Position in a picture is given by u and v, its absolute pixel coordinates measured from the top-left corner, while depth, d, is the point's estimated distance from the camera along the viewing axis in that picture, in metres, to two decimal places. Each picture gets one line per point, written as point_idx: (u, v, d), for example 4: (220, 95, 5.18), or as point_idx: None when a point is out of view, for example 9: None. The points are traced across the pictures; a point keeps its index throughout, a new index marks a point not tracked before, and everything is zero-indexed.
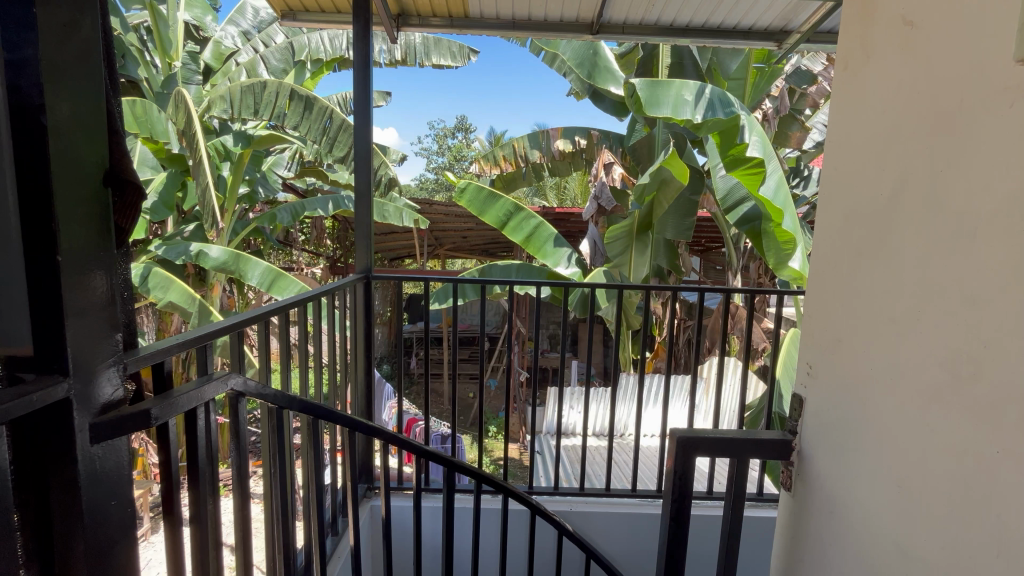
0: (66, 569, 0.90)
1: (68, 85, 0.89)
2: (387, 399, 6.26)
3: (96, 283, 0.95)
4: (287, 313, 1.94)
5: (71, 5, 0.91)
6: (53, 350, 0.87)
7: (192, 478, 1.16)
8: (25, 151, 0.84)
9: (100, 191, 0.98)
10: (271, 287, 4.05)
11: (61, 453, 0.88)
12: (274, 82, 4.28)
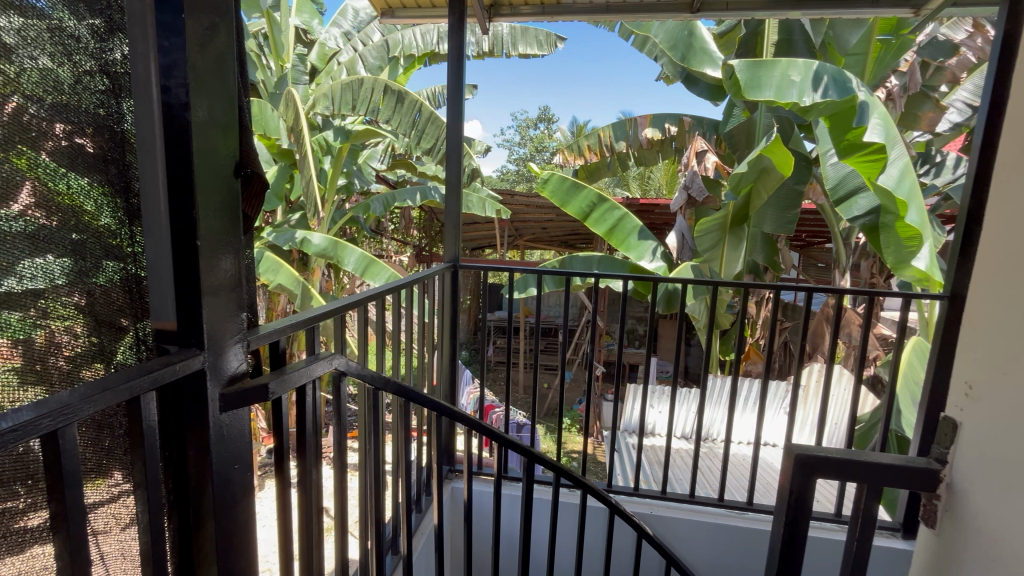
0: (200, 520, 1.02)
1: (208, 85, 0.99)
2: (467, 384, 6.46)
3: (227, 266, 1.06)
4: (382, 298, 2.05)
5: (212, 11, 1.00)
6: (192, 325, 0.98)
7: (300, 448, 1.25)
8: (173, 147, 0.95)
9: (232, 182, 1.08)
10: (365, 272, 4.32)
11: (198, 417, 0.99)
12: (370, 78, 4.52)
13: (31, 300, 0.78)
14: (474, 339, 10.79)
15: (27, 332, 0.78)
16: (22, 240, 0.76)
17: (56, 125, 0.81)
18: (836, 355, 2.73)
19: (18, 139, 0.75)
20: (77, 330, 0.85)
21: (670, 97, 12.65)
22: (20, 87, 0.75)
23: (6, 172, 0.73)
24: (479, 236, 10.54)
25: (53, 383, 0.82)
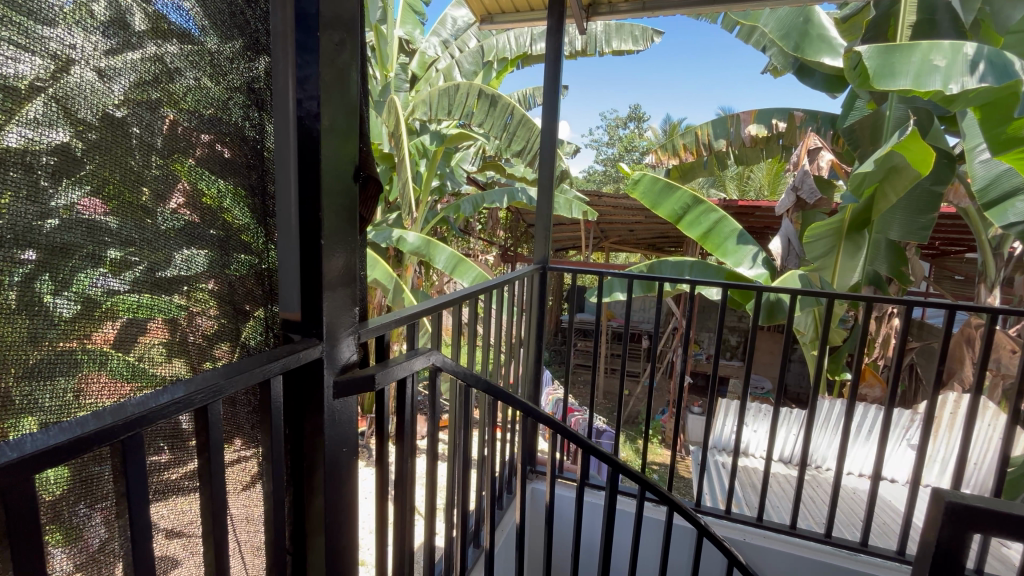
0: (312, 493, 1.12)
1: (336, 97, 1.08)
2: (547, 386, 6.47)
3: (344, 263, 1.15)
4: (474, 295, 2.11)
5: (343, 29, 1.09)
6: (314, 317, 1.08)
7: (398, 436, 1.33)
8: (303, 153, 1.05)
9: (352, 186, 1.17)
10: (454, 270, 4.47)
11: (316, 400, 1.09)
12: (466, 84, 4.68)
13: (178, 284, 0.89)
14: (555, 340, 10.77)
15: (173, 313, 0.89)
16: (176, 234, 0.88)
17: (203, 137, 0.92)
18: (983, 385, 2.33)
19: (176, 149, 0.87)
20: (210, 312, 0.97)
21: (777, 90, 11.70)
22: (179, 104, 0.87)
23: (165, 177, 0.85)
24: (564, 237, 10.50)
25: (193, 358, 0.94)
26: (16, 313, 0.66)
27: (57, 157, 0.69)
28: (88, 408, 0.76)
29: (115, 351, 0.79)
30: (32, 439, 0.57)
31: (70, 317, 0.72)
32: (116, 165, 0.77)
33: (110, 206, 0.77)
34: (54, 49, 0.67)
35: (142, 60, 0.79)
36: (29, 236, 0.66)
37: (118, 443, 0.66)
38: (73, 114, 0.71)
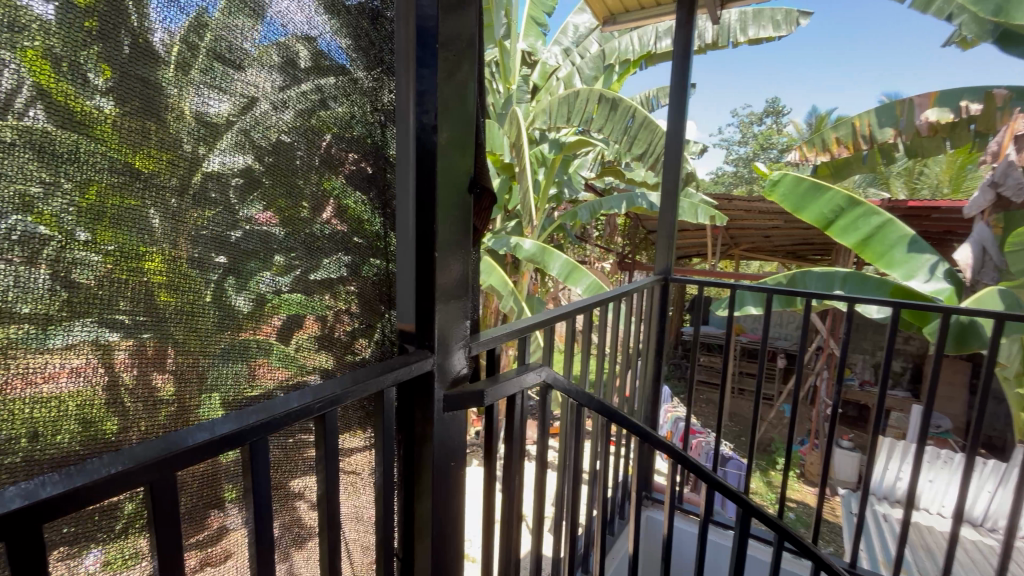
0: (421, 496, 1.15)
1: (452, 110, 1.10)
2: (666, 402, 6.07)
3: (458, 272, 1.16)
4: (589, 308, 2.03)
5: (463, 42, 1.10)
6: (428, 329, 1.10)
7: (507, 448, 1.31)
8: (421, 166, 1.08)
9: (466, 197, 1.18)
10: (568, 278, 4.39)
11: (426, 409, 1.11)
12: (586, 90, 4.62)
13: (323, 287, 1.00)
14: (675, 354, 10.10)
15: (322, 312, 1.01)
16: (326, 242, 1.00)
17: (348, 155, 1.02)
18: None
19: (327, 168, 0.98)
20: (351, 311, 1.08)
21: (967, 66, 9.66)
22: (331, 127, 0.98)
23: (319, 194, 0.97)
24: (688, 243, 9.85)
25: (334, 350, 1.05)
26: (210, 310, 0.78)
27: (243, 178, 0.81)
28: (259, 391, 0.87)
29: (279, 340, 0.91)
30: (188, 434, 0.65)
31: (246, 312, 0.83)
32: (282, 185, 0.89)
33: (278, 219, 0.88)
34: (241, 89, 0.80)
35: (303, 92, 0.91)
36: (219, 245, 0.79)
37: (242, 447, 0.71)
38: (254, 141, 0.83)
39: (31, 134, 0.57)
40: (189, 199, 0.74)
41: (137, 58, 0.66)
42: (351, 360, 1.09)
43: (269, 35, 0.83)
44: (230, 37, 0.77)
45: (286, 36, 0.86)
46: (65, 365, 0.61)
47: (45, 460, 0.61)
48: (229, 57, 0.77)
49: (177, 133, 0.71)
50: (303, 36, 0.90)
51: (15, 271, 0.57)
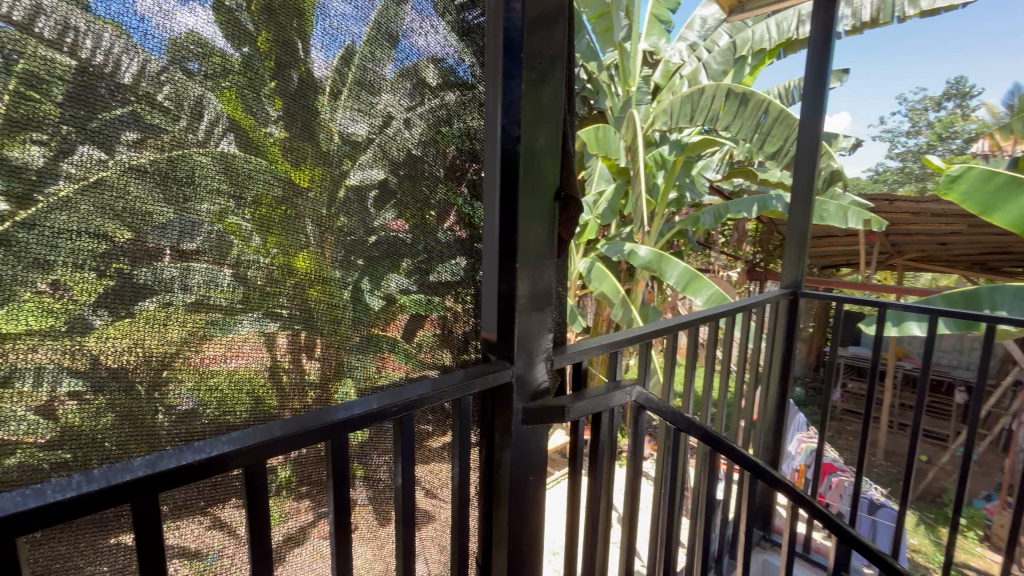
0: (500, 487, 1.27)
1: (538, 120, 1.16)
2: (799, 431, 5.36)
3: (536, 285, 1.24)
4: (698, 324, 1.91)
5: (549, 58, 1.17)
6: (508, 340, 1.21)
7: (593, 455, 1.46)
8: (506, 174, 1.16)
9: (552, 204, 1.25)
10: (687, 287, 4.08)
11: (502, 406, 1.24)
12: (712, 85, 4.26)
13: (446, 289, 1.31)
14: (815, 377, 8.88)
15: (443, 312, 1.31)
16: (448, 248, 1.29)
17: (470, 166, 1.32)
18: None
19: (452, 178, 1.28)
20: (460, 310, 1.36)
21: None
22: (455, 141, 1.27)
23: (445, 205, 1.27)
24: (837, 252, 8.57)
25: (447, 323, 1.32)
26: (349, 308, 1.08)
27: (378, 190, 1.11)
28: (385, 378, 1.18)
29: (403, 338, 1.21)
30: (271, 427, 0.83)
31: (378, 311, 1.14)
32: (412, 196, 1.19)
33: (409, 225, 1.19)
34: (381, 111, 1.08)
35: (433, 107, 1.20)
36: (358, 249, 1.08)
37: (329, 441, 0.89)
38: (389, 156, 1.12)
39: (222, 156, 0.86)
40: (337, 206, 1.04)
41: (302, 88, 0.94)
42: (470, 358, 1.40)
43: (402, 61, 1.11)
44: (373, 65, 1.06)
45: (421, 60, 1.15)
46: (223, 353, 0.89)
47: (239, 409, 0.93)
48: (372, 84, 1.06)
49: (329, 150, 1.00)
50: (433, 59, 1.18)
51: (208, 269, 0.86)
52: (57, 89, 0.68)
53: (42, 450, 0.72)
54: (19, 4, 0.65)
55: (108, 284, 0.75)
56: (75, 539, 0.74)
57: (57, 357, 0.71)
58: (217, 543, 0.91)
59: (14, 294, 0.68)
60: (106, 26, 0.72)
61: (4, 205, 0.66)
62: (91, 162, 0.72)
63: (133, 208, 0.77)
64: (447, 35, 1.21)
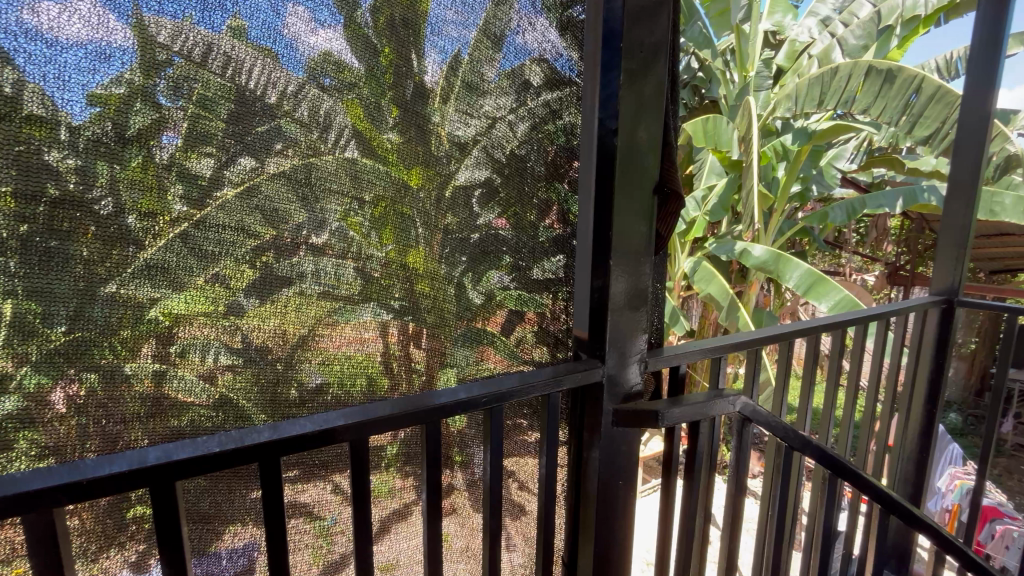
0: (588, 487, 1.26)
1: (638, 113, 1.13)
2: (954, 466, 4.55)
3: (632, 284, 1.21)
4: (820, 332, 1.72)
5: (651, 47, 1.12)
6: (599, 340, 1.19)
7: (690, 466, 1.38)
8: (602, 169, 1.14)
9: (652, 200, 1.20)
10: (809, 291, 3.64)
11: (593, 405, 1.22)
12: (847, 63, 3.73)
13: (544, 287, 1.31)
14: (977, 403, 7.45)
15: (540, 308, 1.32)
16: (547, 245, 1.30)
17: (572, 164, 1.30)
18: None
19: (553, 178, 1.28)
20: (557, 306, 1.35)
21: None
22: (556, 138, 1.27)
23: (546, 203, 1.28)
24: (1013, 253, 7.06)
25: (542, 321, 1.33)
26: (452, 301, 1.14)
27: (482, 190, 1.15)
28: (485, 370, 1.23)
29: (501, 333, 1.25)
30: (374, 407, 0.91)
31: (478, 305, 1.19)
32: (514, 195, 1.21)
33: (510, 224, 1.21)
34: (486, 113, 1.12)
35: (535, 106, 1.20)
36: (461, 247, 1.14)
37: (428, 424, 0.95)
38: (493, 156, 1.16)
39: (347, 160, 0.95)
40: (443, 206, 1.10)
41: (415, 96, 1.01)
42: (563, 356, 1.38)
43: (507, 62, 1.14)
44: (480, 69, 1.10)
45: (526, 60, 1.17)
46: (345, 338, 0.99)
47: (356, 390, 1.03)
48: (477, 88, 1.10)
49: (437, 154, 1.07)
50: (537, 59, 1.19)
51: (332, 263, 0.96)
52: (224, 108, 0.81)
53: (204, 410, 0.86)
54: (196, 42, 0.78)
55: (257, 275, 0.88)
56: (223, 488, 0.89)
57: (216, 334, 0.85)
58: (334, 506, 1.02)
59: (188, 280, 0.82)
60: (258, 53, 0.83)
61: (184, 206, 0.80)
62: (245, 170, 0.84)
63: (275, 209, 0.89)
64: (550, 31, 1.20)
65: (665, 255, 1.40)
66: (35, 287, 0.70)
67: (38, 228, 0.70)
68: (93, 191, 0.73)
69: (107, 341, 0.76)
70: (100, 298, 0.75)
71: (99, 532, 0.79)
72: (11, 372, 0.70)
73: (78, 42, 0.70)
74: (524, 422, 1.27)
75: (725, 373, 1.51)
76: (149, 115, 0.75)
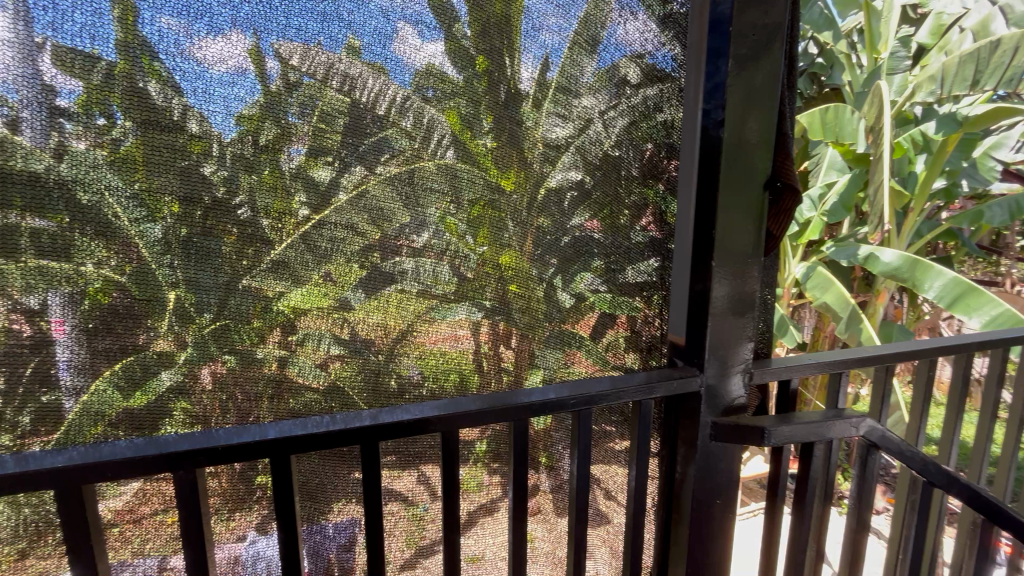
0: (681, 504, 1.19)
1: (748, 103, 1.04)
2: None
3: (736, 289, 1.12)
4: (971, 352, 1.46)
5: (766, 29, 1.03)
6: (697, 346, 1.12)
7: (801, 492, 1.24)
8: (705, 166, 1.07)
9: (761, 197, 1.10)
10: (954, 304, 3.13)
11: (689, 417, 1.15)
12: (1012, 34, 3.12)
13: (637, 290, 1.26)
14: None
15: (633, 313, 1.27)
16: (641, 247, 1.24)
17: (672, 162, 1.23)
18: None
19: (650, 177, 1.22)
20: (651, 311, 1.29)
21: None
22: (655, 136, 1.20)
23: (642, 204, 1.22)
24: None
25: (635, 326, 1.27)
26: (542, 302, 1.14)
27: (575, 192, 1.14)
28: (573, 374, 1.22)
29: (591, 337, 1.22)
30: (465, 400, 0.93)
31: (568, 308, 1.18)
32: (608, 196, 1.18)
33: (602, 226, 1.18)
34: (581, 114, 1.11)
35: (633, 104, 1.16)
36: (552, 250, 1.13)
37: (516, 422, 0.96)
38: (587, 156, 1.14)
39: (446, 165, 0.99)
40: (536, 208, 1.10)
41: (509, 100, 1.03)
42: (657, 363, 1.32)
43: (604, 59, 1.11)
44: (576, 68, 1.08)
45: (623, 56, 1.13)
46: (440, 335, 1.04)
47: (448, 386, 1.07)
48: (573, 88, 1.09)
49: (530, 158, 1.08)
50: (636, 55, 1.14)
51: (430, 263, 1.01)
52: (340, 121, 0.89)
53: (316, 396, 0.95)
54: (318, 62, 0.86)
55: (364, 273, 0.95)
56: (329, 470, 0.98)
57: (329, 326, 0.94)
58: (427, 495, 1.07)
59: (307, 276, 0.91)
60: (370, 68, 0.90)
61: (307, 210, 0.89)
62: (357, 177, 0.92)
63: (381, 212, 0.95)
64: (650, 24, 1.15)
65: (776, 258, 1.28)
66: (191, 279, 0.83)
67: (194, 230, 0.83)
68: (234, 198, 0.84)
69: (242, 328, 0.87)
70: (238, 289, 0.86)
71: (231, 495, 0.91)
72: (172, 352, 0.83)
73: (225, 70, 0.80)
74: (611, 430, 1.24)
75: (846, 394, 1.34)
76: (279, 129, 0.85)
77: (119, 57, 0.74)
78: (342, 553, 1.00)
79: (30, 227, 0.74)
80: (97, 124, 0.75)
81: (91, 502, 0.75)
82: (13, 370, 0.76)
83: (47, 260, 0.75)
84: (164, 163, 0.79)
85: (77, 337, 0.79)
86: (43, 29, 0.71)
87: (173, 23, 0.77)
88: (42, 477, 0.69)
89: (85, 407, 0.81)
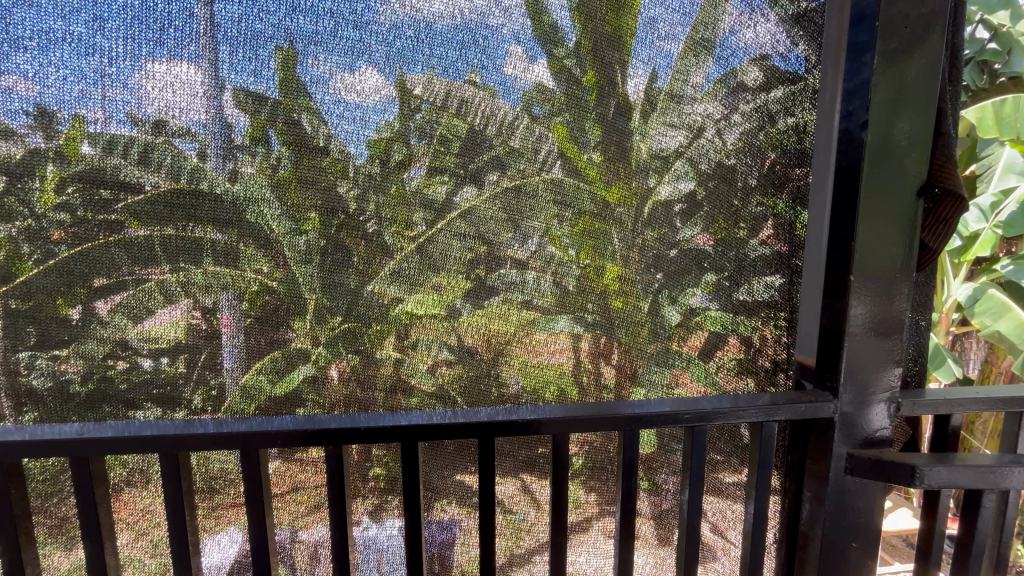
0: (806, 544, 1.07)
1: (899, 101, 0.93)
2: None
3: (880, 309, 0.99)
4: None
5: (922, 20, 0.91)
6: (831, 370, 1.02)
7: (962, 548, 1.05)
8: (843, 172, 0.98)
9: (914, 205, 0.97)
10: None
11: (818, 449, 1.04)
12: None
13: (754, 307, 1.17)
14: None
15: (749, 332, 1.18)
16: (761, 263, 1.15)
17: (800, 170, 1.13)
18: None
19: (772, 186, 1.14)
20: (770, 330, 1.19)
21: None
22: (780, 141, 1.12)
23: (761, 216, 1.14)
24: None
25: (751, 345, 1.19)
26: (647, 318, 1.12)
27: (684, 206, 1.10)
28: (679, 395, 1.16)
29: (700, 356, 1.16)
30: (573, 407, 0.94)
31: (675, 324, 1.14)
32: (721, 207, 1.12)
33: (715, 240, 1.13)
34: (694, 122, 1.07)
35: (754, 110, 1.09)
36: (659, 265, 1.11)
37: (623, 433, 0.95)
38: (699, 167, 1.09)
39: (554, 182, 1.03)
40: (643, 222, 1.09)
41: (620, 114, 1.04)
42: (778, 387, 1.21)
43: (721, 67, 1.07)
44: (691, 78, 1.06)
45: (743, 61, 1.08)
46: (542, 347, 1.07)
47: (548, 397, 1.10)
48: (685, 97, 1.06)
49: (638, 173, 1.07)
50: (759, 57, 1.08)
51: (535, 275, 1.05)
52: (456, 144, 0.97)
53: (428, 397, 1.03)
54: (440, 91, 0.94)
55: (471, 285, 1.02)
56: (441, 466, 1.05)
57: (442, 332, 1.02)
58: (525, 505, 1.09)
59: (423, 285, 1.00)
60: (486, 92, 0.96)
61: (426, 224, 0.98)
62: (469, 195, 0.99)
63: (491, 228, 1.01)
64: (778, 25, 1.08)
65: (930, 275, 1.11)
66: (329, 284, 0.96)
67: (333, 242, 0.95)
68: (365, 214, 0.95)
69: (369, 331, 0.98)
70: (367, 294, 0.97)
71: (354, 480, 1.02)
72: (310, 348, 0.97)
73: (371, 104, 0.92)
74: (721, 455, 1.16)
75: None
76: (405, 153, 0.95)
77: (281, 94, 0.88)
78: (445, 549, 1.07)
79: (212, 238, 0.91)
80: (261, 151, 0.90)
81: (264, 466, 0.89)
82: (194, 355, 0.94)
83: (221, 265, 0.92)
84: (311, 183, 0.93)
85: (240, 330, 0.95)
86: (230, 77, 0.87)
87: (328, 67, 0.89)
88: (224, 442, 0.83)
89: (244, 389, 0.96)
